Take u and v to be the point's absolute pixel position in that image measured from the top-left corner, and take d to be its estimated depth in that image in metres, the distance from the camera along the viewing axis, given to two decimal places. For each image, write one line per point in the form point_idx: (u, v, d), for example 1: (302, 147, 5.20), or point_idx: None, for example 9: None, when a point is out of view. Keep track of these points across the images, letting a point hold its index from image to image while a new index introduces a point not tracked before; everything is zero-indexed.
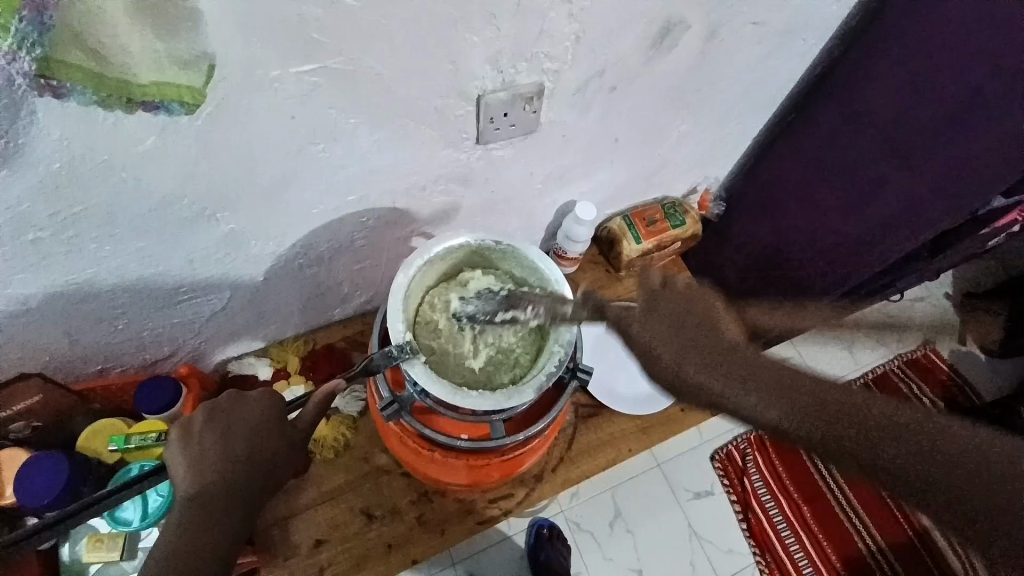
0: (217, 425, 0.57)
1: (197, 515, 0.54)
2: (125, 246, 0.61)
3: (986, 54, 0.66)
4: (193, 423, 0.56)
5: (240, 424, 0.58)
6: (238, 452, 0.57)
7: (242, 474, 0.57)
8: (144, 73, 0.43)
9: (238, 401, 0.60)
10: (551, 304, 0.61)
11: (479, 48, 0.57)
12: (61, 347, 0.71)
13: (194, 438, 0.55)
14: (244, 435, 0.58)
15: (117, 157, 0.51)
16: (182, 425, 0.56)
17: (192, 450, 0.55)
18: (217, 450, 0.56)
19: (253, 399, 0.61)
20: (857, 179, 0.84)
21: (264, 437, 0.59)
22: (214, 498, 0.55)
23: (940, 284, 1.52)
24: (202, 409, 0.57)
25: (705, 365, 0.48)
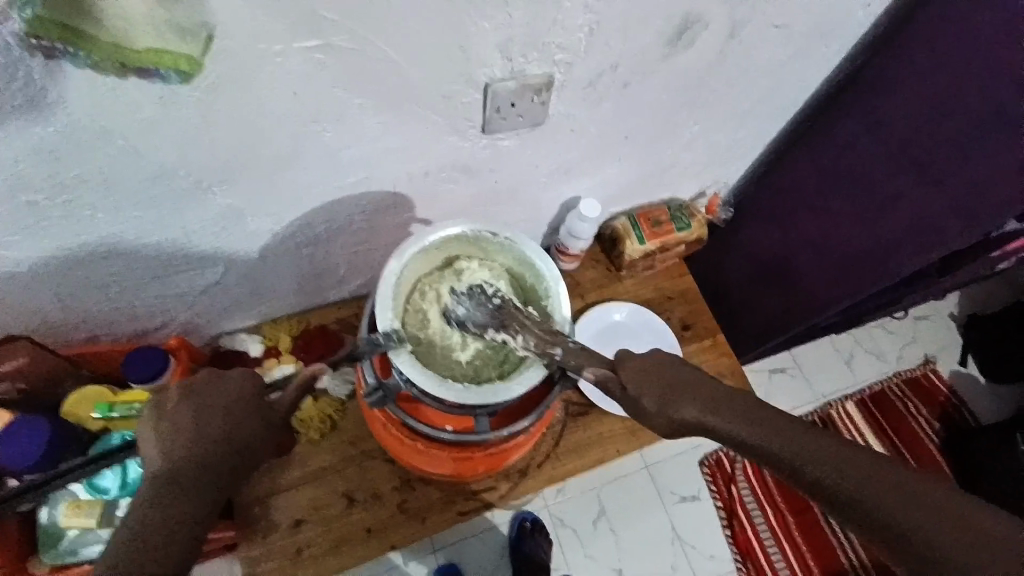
0: (194, 402, 0.54)
1: (168, 493, 0.50)
2: (119, 215, 0.60)
3: (1013, 72, 0.63)
4: (166, 400, 0.54)
5: (216, 400, 0.56)
6: (216, 428, 0.54)
7: (218, 454, 0.54)
8: (141, 39, 0.42)
9: (216, 380, 0.57)
10: (543, 341, 0.58)
11: (489, 34, 0.56)
12: (52, 311, 0.71)
13: (166, 414, 0.53)
14: (222, 414, 0.55)
15: (112, 124, 0.50)
16: (155, 403, 0.54)
17: (163, 427, 0.52)
18: (193, 426, 0.53)
19: (229, 376, 0.58)
20: (872, 194, 0.82)
21: (241, 415, 0.56)
22: (187, 477, 0.52)
23: (945, 304, 1.49)
24: (177, 386, 0.55)
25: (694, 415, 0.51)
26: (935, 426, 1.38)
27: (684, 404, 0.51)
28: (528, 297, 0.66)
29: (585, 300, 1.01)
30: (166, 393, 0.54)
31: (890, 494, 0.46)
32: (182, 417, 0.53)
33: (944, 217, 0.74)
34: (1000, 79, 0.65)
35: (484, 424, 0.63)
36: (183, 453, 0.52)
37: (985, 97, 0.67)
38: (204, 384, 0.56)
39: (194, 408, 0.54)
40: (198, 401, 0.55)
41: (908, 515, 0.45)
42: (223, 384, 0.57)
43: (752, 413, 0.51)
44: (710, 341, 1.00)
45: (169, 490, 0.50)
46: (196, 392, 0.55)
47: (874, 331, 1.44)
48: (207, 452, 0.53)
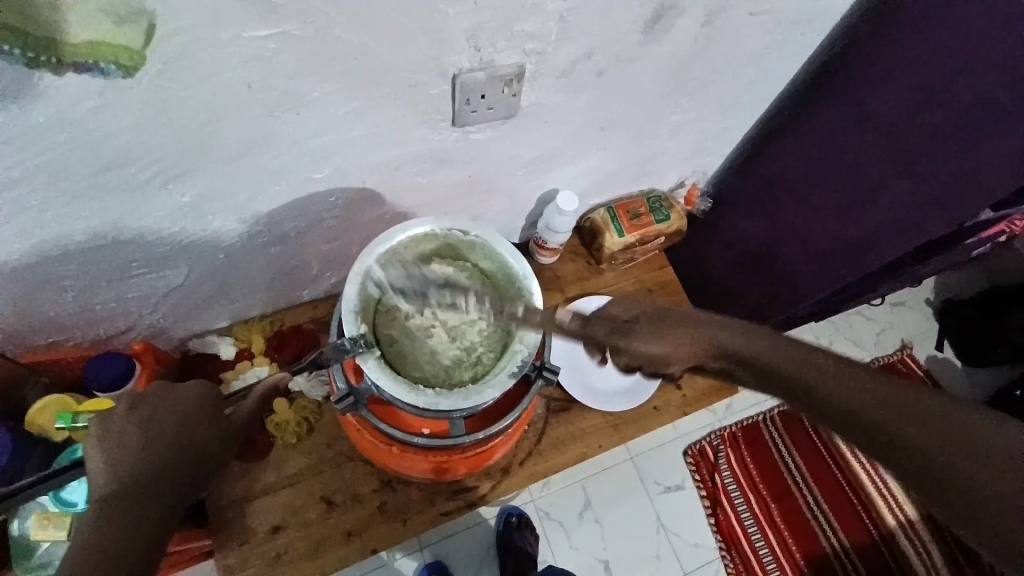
0: (141, 416, 0.52)
1: (116, 515, 0.49)
2: (70, 215, 0.57)
3: (999, 60, 0.62)
4: (113, 414, 0.52)
5: (168, 412, 0.54)
6: (166, 442, 0.52)
7: (170, 470, 0.52)
8: (79, 31, 0.40)
9: (167, 390, 0.55)
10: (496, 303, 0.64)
11: (455, 21, 0.53)
12: (6, 317, 0.68)
13: (112, 429, 0.51)
14: (172, 428, 0.53)
15: (54, 120, 0.47)
16: (102, 417, 0.52)
17: (110, 443, 0.51)
18: (140, 443, 0.51)
19: (183, 387, 0.57)
20: (854, 183, 0.81)
21: (194, 428, 0.54)
22: (135, 497, 0.50)
23: (922, 289, 1.51)
24: (126, 399, 0.53)
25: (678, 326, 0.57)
26: None
27: (674, 337, 0.56)
28: (502, 296, 0.65)
29: (565, 294, 1.00)
30: (114, 407, 0.52)
31: (897, 414, 0.48)
32: (128, 432, 0.51)
33: (926, 214, 0.75)
34: (990, 70, 0.63)
35: (458, 427, 0.62)
36: (130, 470, 0.50)
37: (976, 88, 0.65)
38: (155, 396, 0.54)
39: (141, 422, 0.52)
40: (146, 414, 0.53)
41: (911, 431, 0.47)
42: (176, 395, 0.55)
43: (744, 342, 0.55)
44: None
45: (114, 511, 0.49)
46: (146, 404, 0.53)
47: (854, 317, 1.45)
48: (156, 468, 0.51)
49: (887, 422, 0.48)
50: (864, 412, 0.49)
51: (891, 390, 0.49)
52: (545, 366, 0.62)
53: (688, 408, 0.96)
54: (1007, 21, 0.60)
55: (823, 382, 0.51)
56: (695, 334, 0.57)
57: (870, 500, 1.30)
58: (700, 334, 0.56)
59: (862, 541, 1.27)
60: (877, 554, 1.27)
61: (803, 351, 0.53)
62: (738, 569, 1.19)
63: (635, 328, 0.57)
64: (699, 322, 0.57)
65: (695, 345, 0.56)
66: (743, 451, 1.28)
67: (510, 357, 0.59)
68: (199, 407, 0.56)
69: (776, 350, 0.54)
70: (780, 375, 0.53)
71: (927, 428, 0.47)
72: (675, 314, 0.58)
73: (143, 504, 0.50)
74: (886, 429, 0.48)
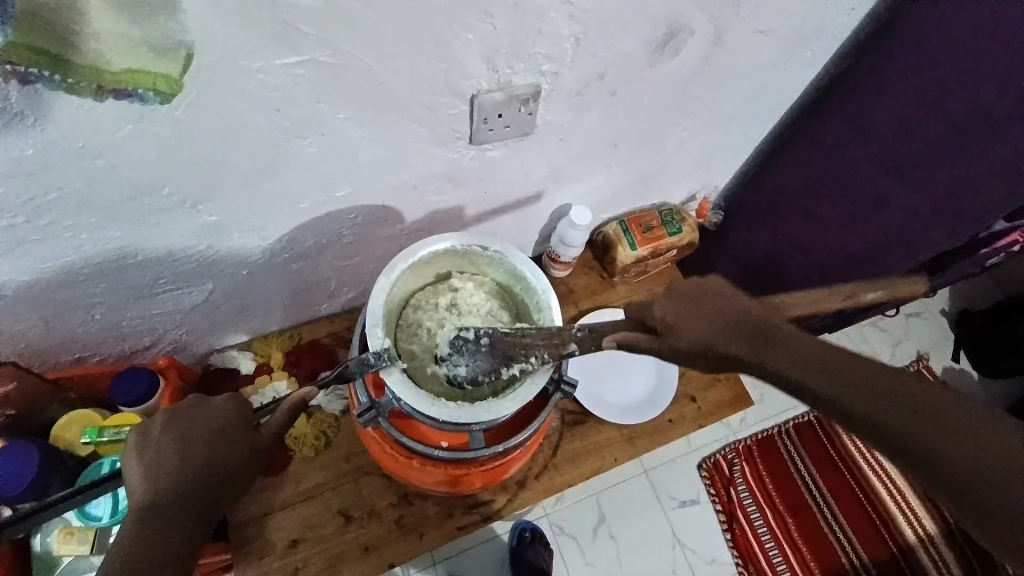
0: (176, 429, 0.55)
1: (152, 524, 0.51)
2: (101, 235, 0.59)
3: (998, 70, 0.63)
4: (152, 428, 0.55)
5: (199, 428, 0.55)
6: (199, 455, 0.54)
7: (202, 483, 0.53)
8: (118, 61, 0.42)
9: (199, 405, 0.57)
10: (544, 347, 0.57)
11: (474, 46, 0.55)
12: (36, 334, 0.69)
13: (149, 443, 0.54)
14: (203, 441, 0.55)
15: (91, 144, 0.49)
16: (141, 431, 0.55)
17: (147, 456, 0.53)
18: (176, 455, 0.53)
19: (216, 403, 0.57)
20: (861, 195, 0.82)
21: (225, 442, 0.55)
22: (170, 508, 0.52)
23: (936, 300, 1.50)
24: (163, 414, 0.56)
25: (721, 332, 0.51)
26: None
27: (723, 336, 0.51)
28: (521, 310, 0.66)
29: (578, 308, 1.01)
30: (151, 421, 0.55)
31: (935, 426, 0.45)
32: (165, 445, 0.54)
33: (932, 218, 0.77)
34: (980, 80, 0.65)
35: (478, 440, 0.63)
36: (168, 482, 0.52)
37: (967, 98, 0.67)
38: (187, 411, 0.56)
39: (174, 438, 0.54)
40: (181, 428, 0.55)
41: (949, 440, 0.45)
42: (206, 409, 0.57)
43: (789, 345, 0.50)
44: None
45: (148, 522, 0.51)
46: (180, 420, 0.56)
47: (867, 329, 1.44)
48: (185, 484, 0.53)
49: (923, 433, 0.45)
50: (902, 422, 0.45)
51: (928, 399, 0.46)
52: (564, 379, 0.63)
53: (703, 421, 0.95)
54: (994, 25, 0.62)
55: (890, 406, 0.46)
56: (746, 337, 0.51)
57: (889, 515, 1.28)
58: (753, 339, 0.51)
59: (882, 557, 1.25)
60: (898, 571, 1.24)
61: (830, 353, 0.49)
62: None
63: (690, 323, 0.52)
64: (749, 326, 0.51)
65: (750, 343, 0.50)
66: (758, 465, 1.28)
67: (530, 371, 0.59)
68: (230, 420, 0.57)
69: (815, 356, 0.49)
70: (831, 383, 0.48)
71: (961, 440, 0.44)
72: (732, 310, 0.52)
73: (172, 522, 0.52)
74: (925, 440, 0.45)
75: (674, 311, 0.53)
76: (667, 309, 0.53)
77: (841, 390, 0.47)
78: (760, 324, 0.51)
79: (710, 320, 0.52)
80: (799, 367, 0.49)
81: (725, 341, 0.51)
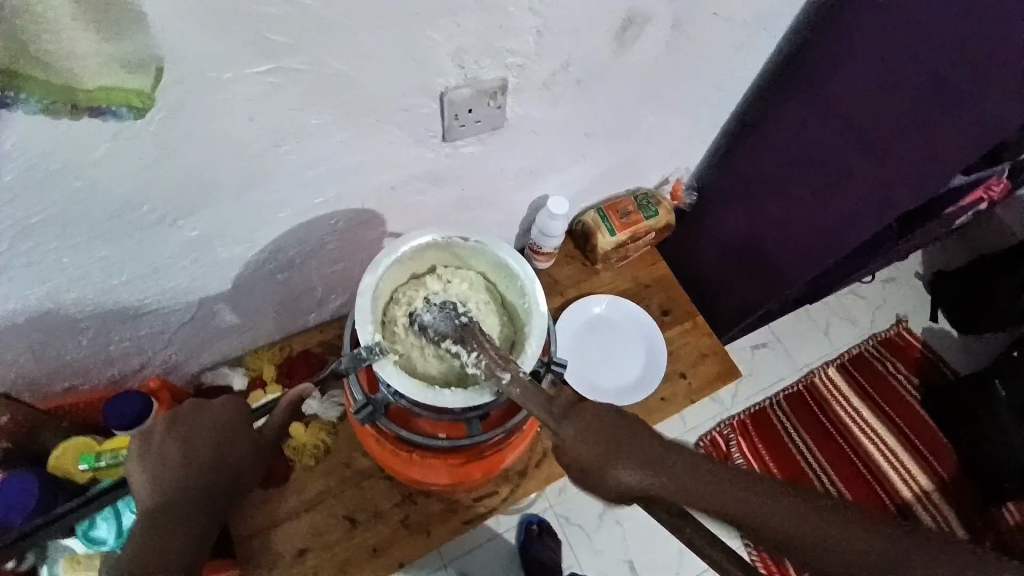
0: (180, 433, 0.57)
1: (158, 525, 0.52)
2: (85, 257, 0.60)
3: (945, 34, 0.66)
4: (153, 434, 0.56)
5: (202, 429, 0.58)
6: (205, 453, 0.56)
7: (207, 482, 0.56)
8: (89, 78, 0.42)
9: (201, 409, 0.59)
10: (493, 363, 0.57)
11: (441, 44, 0.57)
12: (25, 363, 0.69)
13: (152, 449, 0.55)
14: (208, 442, 0.57)
15: (70, 166, 0.50)
16: (143, 438, 0.56)
17: (151, 461, 0.55)
18: (180, 456, 0.55)
19: (215, 405, 0.60)
20: (824, 162, 0.85)
21: (228, 442, 0.58)
22: (177, 508, 0.53)
23: (910, 264, 1.55)
24: (164, 420, 0.57)
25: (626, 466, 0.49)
26: (914, 381, 1.43)
27: (629, 469, 0.48)
28: (506, 297, 0.67)
29: (565, 297, 1.02)
30: (152, 427, 0.56)
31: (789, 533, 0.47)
32: (170, 449, 0.55)
33: (897, 188, 0.77)
34: (939, 47, 0.67)
35: (475, 426, 0.64)
36: (173, 483, 0.54)
37: (927, 67, 0.69)
38: (190, 414, 0.58)
39: (180, 440, 0.56)
40: (184, 431, 0.57)
41: (819, 529, 0.47)
42: (207, 412, 0.59)
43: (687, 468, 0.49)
44: (690, 323, 1.01)
45: (157, 521, 0.52)
46: (181, 424, 0.57)
47: (847, 298, 1.48)
48: (198, 482, 0.55)
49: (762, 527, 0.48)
50: (779, 514, 0.48)
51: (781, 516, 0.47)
52: (554, 360, 0.64)
53: (696, 396, 0.97)
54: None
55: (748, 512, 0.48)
56: (654, 468, 0.49)
57: (884, 475, 1.32)
58: (662, 468, 0.49)
59: None
60: None
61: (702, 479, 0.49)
62: (762, 556, 1.20)
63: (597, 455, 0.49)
64: (653, 455, 0.49)
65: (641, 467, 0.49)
66: (753, 439, 1.31)
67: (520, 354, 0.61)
68: (233, 421, 0.60)
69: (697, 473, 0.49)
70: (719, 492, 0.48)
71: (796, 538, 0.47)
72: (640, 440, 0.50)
73: (189, 519, 0.54)
74: (793, 530, 0.47)
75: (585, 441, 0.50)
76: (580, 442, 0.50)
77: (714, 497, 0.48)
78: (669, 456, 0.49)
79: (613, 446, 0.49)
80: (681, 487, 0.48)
81: (633, 469, 0.48)
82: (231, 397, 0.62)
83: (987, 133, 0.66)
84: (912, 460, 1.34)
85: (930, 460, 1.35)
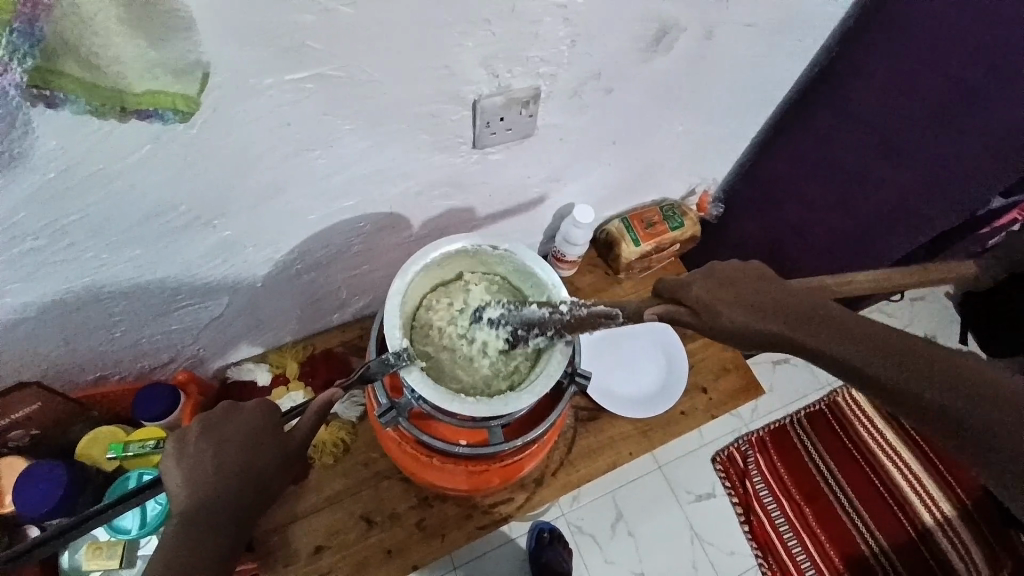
0: (212, 437, 0.57)
1: (191, 531, 0.52)
2: (120, 254, 0.61)
3: (982, 51, 0.65)
4: (188, 436, 0.57)
5: (234, 435, 0.58)
6: (238, 460, 0.57)
7: (237, 490, 0.56)
8: (138, 82, 0.42)
9: (233, 413, 0.60)
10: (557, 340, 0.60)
11: (473, 52, 0.57)
12: (59, 354, 0.71)
13: (188, 450, 0.56)
14: (240, 449, 0.58)
15: (111, 166, 0.51)
16: (176, 439, 0.57)
17: (186, 461, 0.55)
18: (212, 462, 0.56)
19: (247, 410, 0.61)
20: (857, 177, 0.84)
21: (260, 448, 0.59)
22: (208, 515, 0.54)
23: (940, 283, 1.51)
24: (196, 423, 0.58)
25: (752, 312, 0.48)
26: None
27: (766, 318, 0.47)
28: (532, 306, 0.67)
29: None
30: (187, 430, 0.57)
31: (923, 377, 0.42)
32: (203, 453, 0.56)
33: (928, 197, 0.78)
34: (958, 54, 0.67)
35: (497, 436, 0.63)
36: (205, 490, 0.54)
37: (949, 75, 0.69)
38: (223, 420, 0.59)
39: (213, 445, 0.57)
40: (217, 436, 0.57)
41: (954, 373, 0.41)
42: (239, 417, 0.60)
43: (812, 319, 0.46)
44: (712, 336, 1.01)
45: (189, 528, 0.53)
46: (215, 429, 0.58)
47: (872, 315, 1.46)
48: (228, 489, 0.55)
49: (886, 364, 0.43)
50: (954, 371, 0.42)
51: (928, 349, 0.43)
52: (578, 372, 0.64)
53: (716, 412, 0.96)
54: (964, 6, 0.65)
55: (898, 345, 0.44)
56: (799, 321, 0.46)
57: (904, 498, 1.29)
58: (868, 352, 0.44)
59: (900, 541, 1.25)
60: (917, 555, 1.25)
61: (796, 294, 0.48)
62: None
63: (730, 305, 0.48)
64: (740, 294, 0.49)
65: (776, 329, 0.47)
66: (772, 456, 1.30)
67: (545, 364, 0.60)
68: (263, 428, 0.61)
69: (893, 340, 0.44)
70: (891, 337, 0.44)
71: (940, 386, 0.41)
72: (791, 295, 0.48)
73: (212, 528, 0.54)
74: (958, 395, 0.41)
75: (712, 288, 0.50)
76: (712, 294, 0.50)
77: (882, 360, 0.43)
78: (811, 306, 0.47)
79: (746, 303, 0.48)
80: (875, 350, 0.44)
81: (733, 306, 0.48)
82: (259, 401, 0.63)
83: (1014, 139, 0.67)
84: (934, 482, 1.31)
85: (952, 484, 1.31)
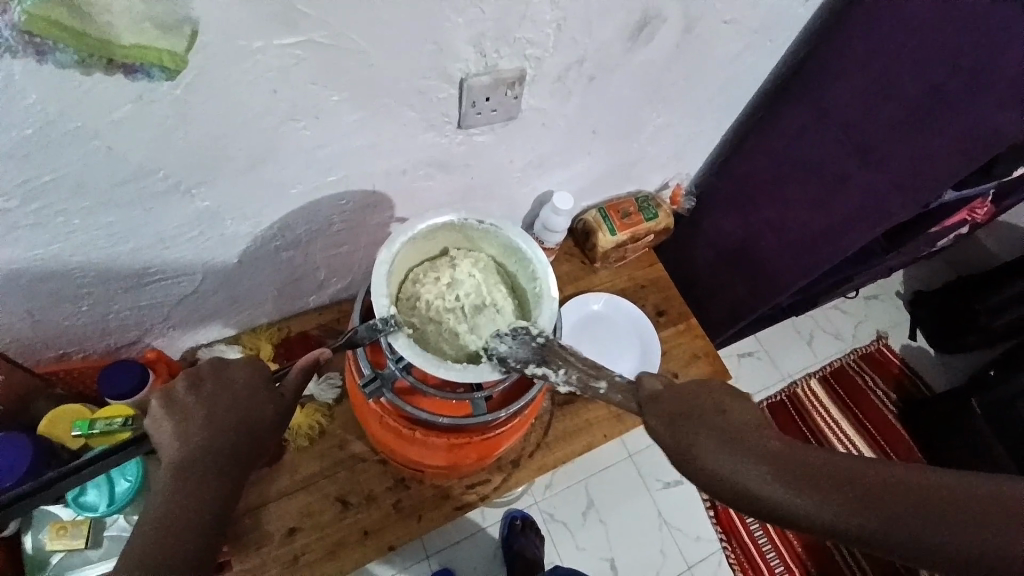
0: (203, 390, 0.57)
1: (183, 485, 0.53)
2: (93, 220, 0.59)
3: (949, 53, 0.69)
4: (175, 391, 0.57)
5: (224, 389, 0.58)
6: (230, 412, 0.57)
7: (228, 441, 0.56)
8: (126, 35, 0.43)
9: (223, 368, 0.59)
10: (585, 374, 0.58)
11: (463, 30, 0.58)
12: (23, 327, 0.68)
13: (177, 403, 0.56)
14: (230, 401, 0.57)
15: (91, 125, 0.50)
16: (165, 394, 0.56)
17: (176, 414, 0.55)
18: (204, 415, 0.56)
19: (235, 366, 0.60)
20: (824, 173, 0.88)
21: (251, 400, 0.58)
22: (201, 469, 0.54)
23: (892, 282, 1.60)
24: (184, 377, 0.58)
25: (738, 450, 0.49)
26: (892, 397, 1.48)
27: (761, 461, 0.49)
28: (516, 284, 0.68)
29: (563, 293, 1.05)
30: (174, 385, 0.57)
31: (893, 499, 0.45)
32: (193, 406, 0.56)
33: (891, 193, 0.81)
34: (936, 59, 0.70)
35: (479, 406, 0.64)
36: (196, 442, 0.54)
37: (923, 79, 0.72)
38: (212, 373, 0.59)
39: (203, 398, 0.56)
40: (207, 390, 0.57)
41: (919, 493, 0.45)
42: (229, 373, 0.59)
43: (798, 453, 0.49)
44: (684, 325, 1.04)
45: (182, 482, 0.53)
46: (205, 384, 0.58)
47: (830, 312, 1.54)
48: (219, 441, 0.55)
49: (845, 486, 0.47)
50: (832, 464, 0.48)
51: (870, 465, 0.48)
52: None
53: None
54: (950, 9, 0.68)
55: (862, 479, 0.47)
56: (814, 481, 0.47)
57: None
58: (859, 498, 0.46)
59: None
60: None
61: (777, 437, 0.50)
62: (739, 558, 1.23)
63: (717, 448, 0.50)
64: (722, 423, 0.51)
65: (791, 473, 0.48)
66: None
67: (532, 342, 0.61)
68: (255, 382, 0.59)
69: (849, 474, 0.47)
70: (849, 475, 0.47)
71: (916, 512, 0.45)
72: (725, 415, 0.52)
73: (203, 483, 0.54)
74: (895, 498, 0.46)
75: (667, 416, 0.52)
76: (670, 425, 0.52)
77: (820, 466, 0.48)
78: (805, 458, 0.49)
79: (727, 441, 0.50)
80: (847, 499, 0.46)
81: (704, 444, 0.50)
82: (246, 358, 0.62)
83: (979, 139, 0.70)
84: None
85: None
